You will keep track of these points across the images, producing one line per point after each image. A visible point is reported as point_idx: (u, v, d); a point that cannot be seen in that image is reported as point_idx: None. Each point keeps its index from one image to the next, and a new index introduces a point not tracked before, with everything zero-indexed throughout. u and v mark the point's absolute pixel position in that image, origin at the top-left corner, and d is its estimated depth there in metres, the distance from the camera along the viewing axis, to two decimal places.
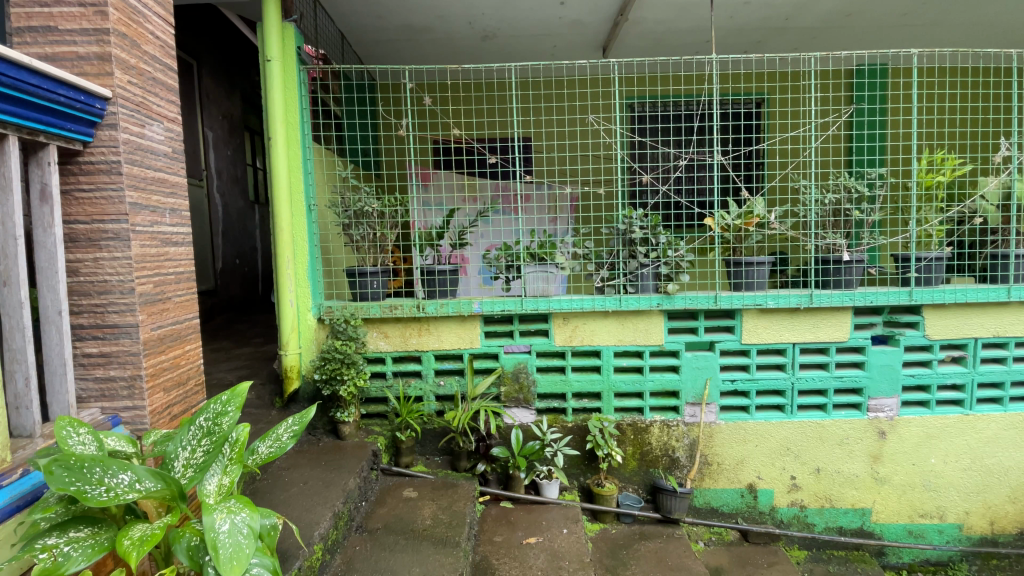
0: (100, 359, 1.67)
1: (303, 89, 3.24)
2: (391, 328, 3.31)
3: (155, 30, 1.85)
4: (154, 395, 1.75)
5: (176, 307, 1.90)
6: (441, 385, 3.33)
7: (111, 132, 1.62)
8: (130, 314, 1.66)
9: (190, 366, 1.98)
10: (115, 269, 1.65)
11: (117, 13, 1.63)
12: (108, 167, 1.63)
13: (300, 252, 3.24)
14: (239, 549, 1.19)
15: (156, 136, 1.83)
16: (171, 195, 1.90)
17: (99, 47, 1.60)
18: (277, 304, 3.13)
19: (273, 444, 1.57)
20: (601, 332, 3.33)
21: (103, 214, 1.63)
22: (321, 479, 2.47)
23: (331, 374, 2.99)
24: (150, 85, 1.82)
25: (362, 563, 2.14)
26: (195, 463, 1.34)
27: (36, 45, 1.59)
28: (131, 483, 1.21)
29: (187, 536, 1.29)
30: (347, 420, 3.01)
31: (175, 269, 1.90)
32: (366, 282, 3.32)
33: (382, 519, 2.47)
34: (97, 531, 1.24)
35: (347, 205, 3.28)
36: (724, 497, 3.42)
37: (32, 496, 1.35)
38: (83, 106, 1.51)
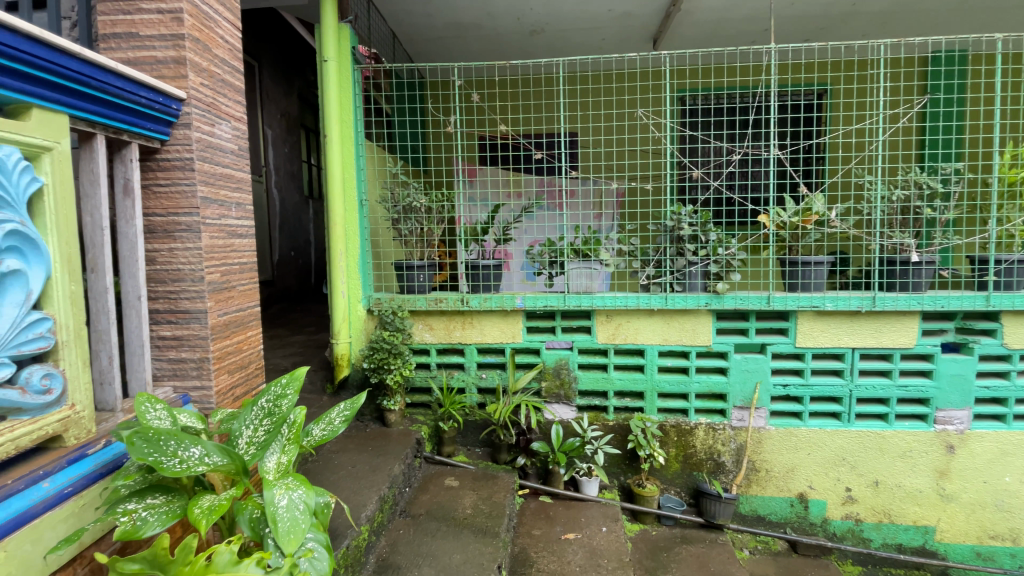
0: (173, 341, 1.81)
1: (357, 88, 3.38)
2: (435, 320, 3.40)
3: (224, 35, 1.97)
4: (219, 376, 1.87)
5: (240, 295, 2.02)
6: (483, 377, 3.38)
7: (185, 131, 1.74)
8: (199, 300, 1.78)
9: (251, 350, 2.10)
10: (187, 259, 1.77)
11: (191, 19, 1.74)
12: (182, 163, 1.75)
13: (352, 246, 3.37)
14: (296, 523, 1.23)
15: (224, 134, 1.95)
16: (237, 190, 2.02)
17: (175, 51, 1.72)
18: (329, 295, 3.26)
19: (325, 427, 1.65)
20: (646, 330, 3.28)
21: (178, 207, 1.75)
22: (368, 463, 2.57)
23: (378, 363, 3.09)
24: (219, 86, 1.94)
25: (405, 546, 2.21)
26: (257, 440, 1.41)
27: (120, 50, 1.73)
28: (201, 456, 1.28)
29: (249, 508, 1.34)
30: (392, 408, 3.11)
31: (240, 260, 2.02)
32: (413, 275, 3.42)
33: (425, 505, 2.54)
34: (171, 499, 1.33)
35: (396, 201, 3.38)
36: (773, 505, 3.30)
37: (114, 465, 1.46)
38: (160, 107, 1.63)
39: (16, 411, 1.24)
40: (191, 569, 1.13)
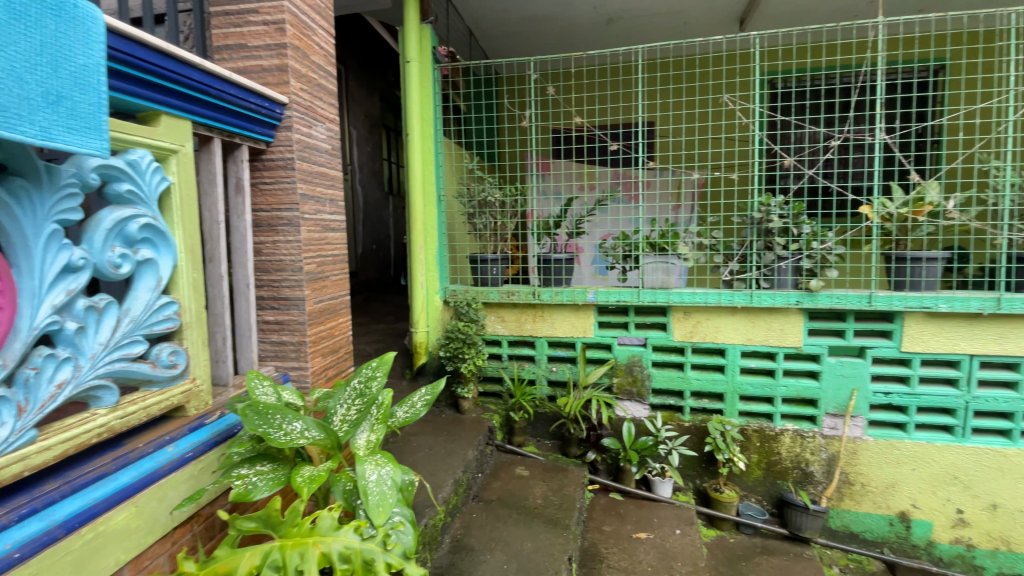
0: (275, 325, 1.98)
1: (437, 86, 3.50)
2: (507, 312, 3.47)
3: (320, 42, 2.12)
4: (315, 358, 2.03)
5: (332, 284, 2.18)
6: (554, 370, 3.39)
7: (287, 133, 1.91)
8: (299, 288, 1.94)
9: (341, 336, 2.26)
10: (289, 251, 1.93)
11: (292, 29, 1.89)
12: (284, 163, 1.91)
13: (430, 239, 3.51)
14: (384, 497, 1.30)
15: (319, 135, 2.10)
16: (331, 187, 2.18)
17: (279, 59, 1.87)
18: (409, 286, 3.43)
19: (408, 409, 1.74)
20: (727, 329, 3.13)
21: (281, 203, 1.92)
22: (443, 447, 2.68)
23: (454, 352, 3.20)
24: (316, 90, 2.09)
25: (478, 529, 2.29)
26: (350, 418, 1.52)
27: (232, 61, 1.92)
28: (302, 430, 1.40)
29: (343, 481, 1.45)
30: (466, 395, 3.21)
31: (333, 252, 2.18)
32: (487, 268, 3.50)
33: (497, 492, 2.61)
34: (276, 467, 1.46)
35: (472, 196, 3.47)
36: (867, 522, 3.04)
37: (227, 433, 1.62)
38: (266, 112, 1.79)
39: (148, 382, 1.40)
40: (297, 532, 1.23)
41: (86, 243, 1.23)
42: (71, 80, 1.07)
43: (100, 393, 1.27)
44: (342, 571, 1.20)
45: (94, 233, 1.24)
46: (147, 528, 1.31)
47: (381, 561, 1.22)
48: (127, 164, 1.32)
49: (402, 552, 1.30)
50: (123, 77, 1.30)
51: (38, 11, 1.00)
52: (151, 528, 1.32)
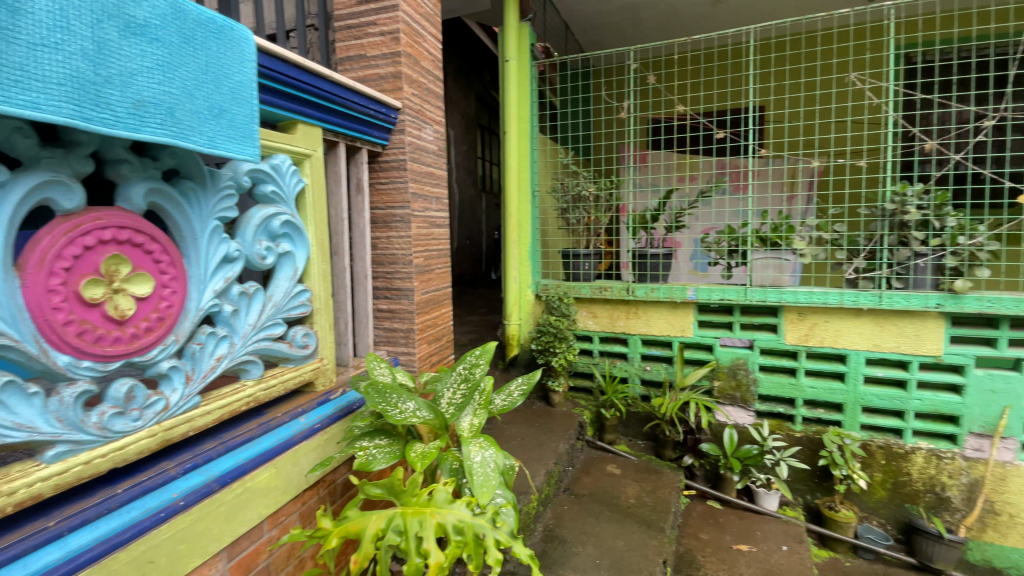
0: (387, 313, 2.15)
1: (534, 83, 3.55)
2: (600, 308, 3.43)
3: (429, 48, 2.25)
4: (421, 345, 2.18)
5: (437, 276, 2.32)
6: (648, 369, 3.29)
7: (400, 136, 2.06)
8: (409, 280, 2.09)
9: (444, 325, 2.40)
10: (401, 246, 2.08)
11: (406, 38, 2.02)
12: (397, 164, 2.07)
13: (524, 234, 3.57)
14: (488, 478, 1.36)
15: (427, 137, 2.24)
16: (437, 185, 2.31)
17: (394, 67, 2.01)
18: (503, 279, 3.53)
19: (506, 397, 1.80)
20: (850, 333, 2.84)
21: (394, 201, 2.07)
22: (535, 438, 2.73)
23: (546, 345, 3.24)
24: (425, 94, 2.23)
25: (570, 521, 2.31)
26: (455, 402, 1.61)
27: (353, 71, 2.10)
28: (414, 410, 1.51)
29: (449, 460, 1.51)
30: (557, 389, 3.24)
31: (438, 246, 2.31)
32: (579, 263, 3.49)
33: (588, 487, 2.61)
34: (392, 442, 1.58)
35: (567, 190, 3.47)
36: (1018, 560, 2.63)
37: (348, 409, 1.79)
38: (382, 116, 1.94)
39: (286, 359, 1.60)
40: (416, 501, 1.29)
41: (239, 236, 1.42)
42: (228, 95, 1.24)
43: (248, 366, 1.46)
44: (456, 543, 1.23)
45: (245, 229, 1.43)
46: (284, 487, 1.48)
47: (491, 537, 1.25)
48: (272, 168, 1.50)
49: (509, 531, 1.32)
50: (271, 91, 1.48)
51: (203, 36, 1.18)
52: (287, 487, 1.50)
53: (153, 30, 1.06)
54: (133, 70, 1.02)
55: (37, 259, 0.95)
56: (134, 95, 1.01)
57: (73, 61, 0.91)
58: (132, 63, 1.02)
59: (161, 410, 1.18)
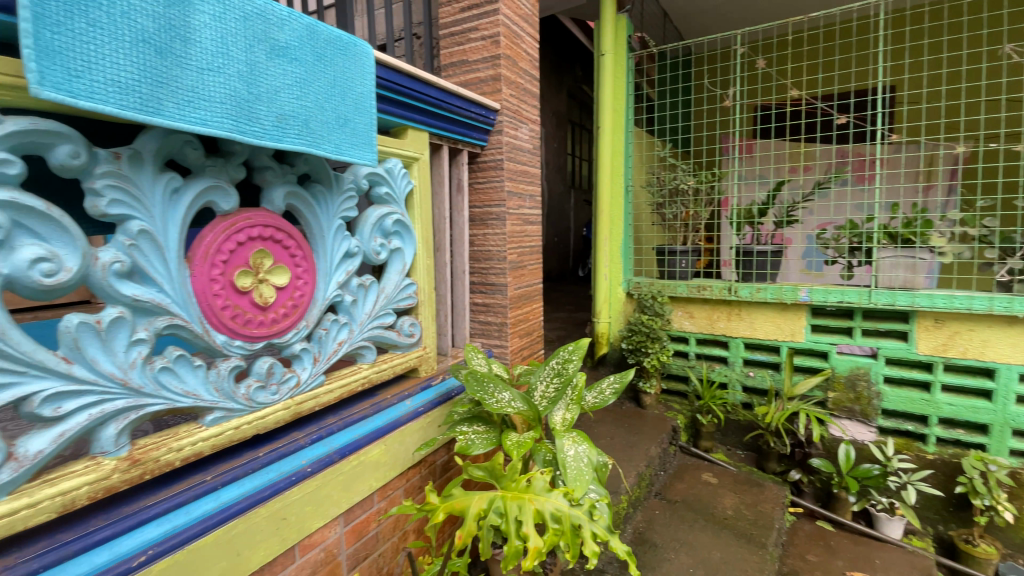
0: (482, 307, 2.24)
1: (630, 75, 3.46)
2: (697, 308, 3.29)
3: (527, 48, 2.29)
4: (513, 339, 2.24)
5: (529, 272, 2.36)
6: (750, 375, 3.11)
7: (498, 137, 2.13)
8: (503, 276, 2.16)
9: (535, 320, 2.44)
10: (496, 243, 2.15)
11: (505, 40, 2.08)
12: (495, 164, 2.14)
13: (617, 231, 3.51)
14: (581, 473, 1.39)
15: (523, 136, 2.29)
16: (531, 183, 2.36)
17: (493, 69, 2.08)
18: (593, 275, 3.47)
19: (598, 395, 1.79)
20: (1000, 343, 2.47)
21: (491, 200, 2.15)
22: (625, 439, 2.69)
23: (637, 345, 3.16)
24: (523, 94, 2.28)
25: (661, 526, 2.24)
26: (549, 395, 1.64)
27: (456, 76, 2.20)
28: (509, 400, 1.56)
29: (543, 451, 1.58)
30: (649, 390, 3.16)
31: (531, 243, 2.36)
32: (675, 260, 3.35)
33: (681, 493, 2.52)
34: (488, 429, 1.65)
35: (662, 184, 3.36)
36: None
37: (448, 394, 1.89)
38: (482, 118, 2.02)
39: (394, 346, 1.73)
40: (515, 486, 1.35)
41: (358, 234, 1.57)
42: (351, 105, 1.37)
43: (364, 351, 1.61)
44: (553, 530, 1.25)
45: (363, 227, 1.58)
46: (391, 463, 1.61)
47: (588, 529, 1.26)
48: (386, 171, 1.63)
49: (605, 526, 1.33)
50: (386, 101, 1.61)
51: (332, 52, 1.31)
52: (394, 463, 1.63)
53: (292, 51, 1.20)
54: (277, 88, 1.16)
55: (203, 252, 1.12)
56: (277, 110, 1.16)
57: (232, 82, 1.06)
58: (276, 81, 1.16)
59: (293, 386, 1.35)
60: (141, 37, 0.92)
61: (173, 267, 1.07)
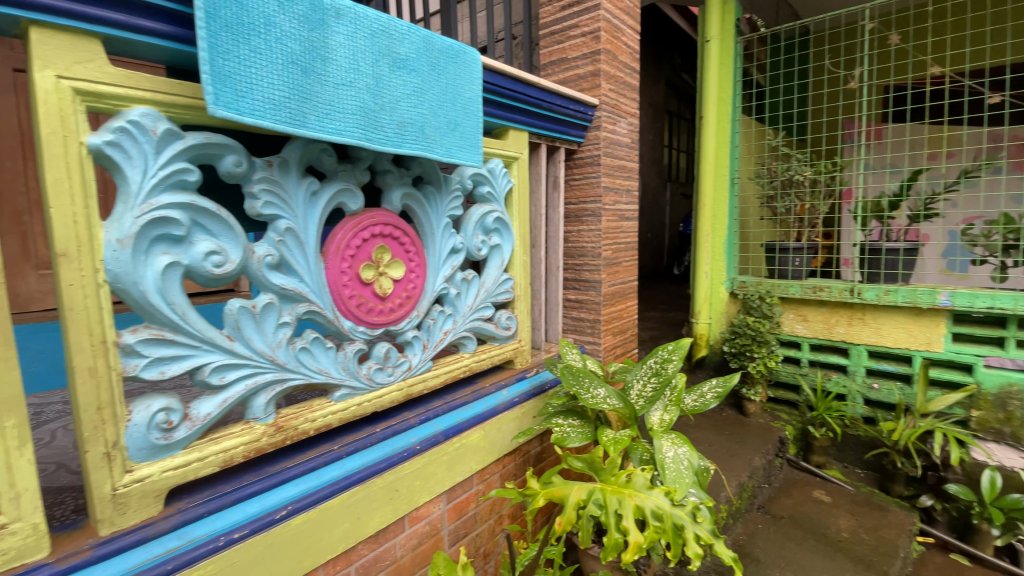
0: (575, 303, 2.25)
1: (738, 61, 3.25)
2: (812, 311, 3.02)
3: (627, 41, 2.25)
4: (606, 336, 2.22)
5: (624, 269, 2.33)
6: (874, 387, 2.82)
7: (596, 132, 2.12)
8: (597, 272, 2.15)
9: (629, 318, 2.40)
10: (591, 239, 2.15)
11: (606, 35, 2.06)
12: (592, 160, 2.14)
13: (719, 227, 3.33)
14: (681, 476, 1.36)
15: (622, 130, 2.25)
16: (628, 178, 2.32)
17: (593, 65, 2.08)
18: (692, 274, 3.36)
19: (698, 398, 1.73)
20: None
21: (586, 196, 2.15)
22: (725, 447, 2.56)
23: (741, 348, 2.97)
24: (622, 88, 2.24)
25: (764, 542, 2.11)
26: (646, 394, 1.61)
27: (554, 74, 2.22)
28: (605, 397, 1.57)
29: (640, 450, 1.54)
30: (753, 398, 2.96)
31: (627, 239, 2.32)
32: (787, 258, 3.11)
33: (787, 509, 2.34)
34: (583, 424, 1.66)
35: (773, 176, 3.07)
36: None
37: (541, 387, 1.93)
38: (580, 115, 2.03)
39: (493, 337, 1.81)
40: (615, 481, 1.35)
41: (462, 231, 1.65)
42: (461, 110, 1.45)
43: (465, 341, 1.70)
44: (654, 527, 1.24)
45: (467, 224, 1.66)
46: (489, 449, 1.69)
47: (691, 531, 1.24)
48: (489, 171, 1.70)
49: (710, 529, 1.30)
50: (491, 104, 1.67)
51: (445, 61, 1.40)
52: (492, 449, 1.71)
53: (411, 62, 1.30)
54: (398, 97, 1.27)
55: (335, 248, 1.27)
56: (398, 118, 1.27)
57: (362, 94, 1.18)
58: (397, 92, 1.27)
59: (405, 370, 1.47)
60: (290, 59, 1.05)
61: (311, 260, 1.22)
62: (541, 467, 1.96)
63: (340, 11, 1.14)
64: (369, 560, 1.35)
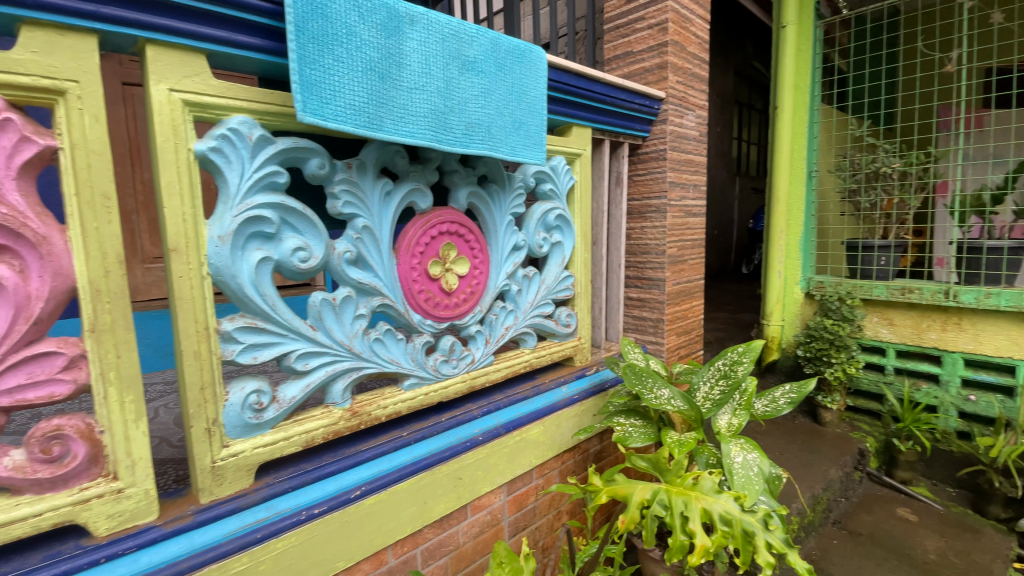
0: (637, 302, 2.21)
1: (818, 46, 3.05)
2: (900, 315, 2.79)
3: (697, 31, 2.17)
4: (669, 336, 2.17)
5: (690, 267, 2.26)
6: (970, 400, 2.57)
7: (662, 126, 2.07)
8: (661, 270, 2.11)
9: (694, 318, 2.33)
10: (654, 236, 2.11)
11: (673, 26, 2.00)
12: (657, 155, 2.09)
13: (795, 224, 3.16)
14: (750, 482, 1.32)
15: (689, 123, 2.18)
16: (695, 172, 2.24)
17: (660, 58, 2.03)
18: (764, 274, 3.19)
19: (769, 403, 1.65)
20: None
21: (651, 192, 2.11)
22: (798, 457, 2.43)
23: (817, 353, 2.79)
24: (690, 80, 2.17)
25: (839, 559, 1.98)
26: (713, 397, 1.55)
27: (619, 68, 2.19)
28: (669, 398, 1.53)
29: (706, 454, 1.49)
30: (830, 406, 2.78)
31: (693, 236, 2.25)
32: (872, 257, 2.89)
33: (866, 526, 2.18)
34: (645, 424, 1.64)
35: (857, 168, 2.89)
36: None
37: (602, 385, 1.92)
38: (646, 109, 1.99)
39: (553, 334, 1.82)
40: (681, 483, 1.33)
41: (524, 228, 1.68)
42: (526, 109, 1.47)
43: (526, 336, 1.72)
44: (722, 532, 1.21)
45: (530, 221, 1.68)
46: (548, 444, 1.71)
47: (763, 538, 1.20)
48: (551, 168, 1.71)
49: (783, 538, 1.26)
50: (555, 101, 1.68)
51: (511, 62, 1.42)
52: (551, 445, 1.72)
53: (479, 64, 1.33)
54: (467, 99, 1.31)
55: (406, 245, 1.33)
56: (465, 119, 1.31)
57: (433, 97, 1.23)
58: (466, 94, 1.31)
59: (469, 363, 1.51)
60: (370, 66, 1.11)
61: (385, 256, 1.29)
62: (600, 466, 1.95)
63: (414, 18, 1.19)
64: (433, 544, 1.41)
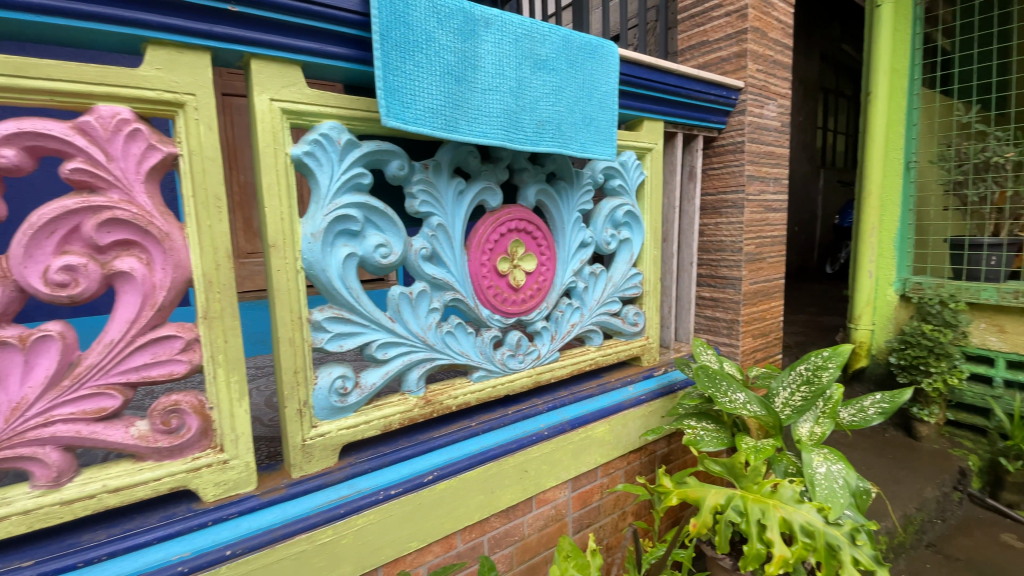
0: (709, 302, 2.14)
1: (919, 25, 2.78)
2: (1014, 322, 2.51)
3: (780, 15, 2.05)
4: (745, 338, 2.08)
5: (768, 266, 2.14)
6: None
7: (739, 117, 1.98)
8: (737, 269, 2.02)
9: (772, 320, 2.21)
10: (730, 233, 2.03)
11: (754, 11, 1.91)
12: (734, 147, 2.00)
13: (889, 220, 2.91)
14: (835, 494, 1.23)
15: (770, 113, 2.07)
16: (776, 165, 2.12)
17: (738, 46, 1.94)
18: (852, 273, 2.97)
19: (856, 413, 1.55)
20: None
21: (727, 186, 2.03)
22: (888, 472, 2.24)
23: (913, 361, 2.56)
24: (771, 67, 2.06)
25: None
26: (794, 403, 1.47)
27: (694, 59, 2.12)
28: (744, 402, 1.47)
29: (784, 462, 1.44)
30: (927, 420, 2.54)
31: (773, 233, 2.13)
32: (980, 256, 2.61)
33: (968, 552, 1.98)
34: (716, 428, 1.58)
35: (963, 158, 2.63)
36: None
37: (670, 387, 1.88)
38: (722, 100, 1.91)
39: (620, 332, 1.80)
40: (757, 490, 1.28)
41: (592, 225, 1.67)
42: (596, 105, 1.47)
43: (592, 334, 1.71)
44: (803, 543, 1.17)
45: (597, 218, 1.68)
46: (613, 443, 1.70)
47: (848, 554, 1.15)
48: (621, 164, 1.69)
49: (873, 555, 1.20)
50: (627, 96, 1.65)
51: (582, 58, 1.42)
52: (617, 444, 1.71)
53: (550, 62, 1.35)
54: (538, 97, 1.32)
55: (477, 242, 1.37)
56: (536, 117, 1.32)
57: (505, 97, 1.26)
58: (537, 92, 1.33)
59: (535, 358, 1.54)
60: (447, 69, 1.16)
61: (457, 252, 1.34)
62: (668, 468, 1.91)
63: (489, 21, 1.22)
64: (500, 533, 1.45)
